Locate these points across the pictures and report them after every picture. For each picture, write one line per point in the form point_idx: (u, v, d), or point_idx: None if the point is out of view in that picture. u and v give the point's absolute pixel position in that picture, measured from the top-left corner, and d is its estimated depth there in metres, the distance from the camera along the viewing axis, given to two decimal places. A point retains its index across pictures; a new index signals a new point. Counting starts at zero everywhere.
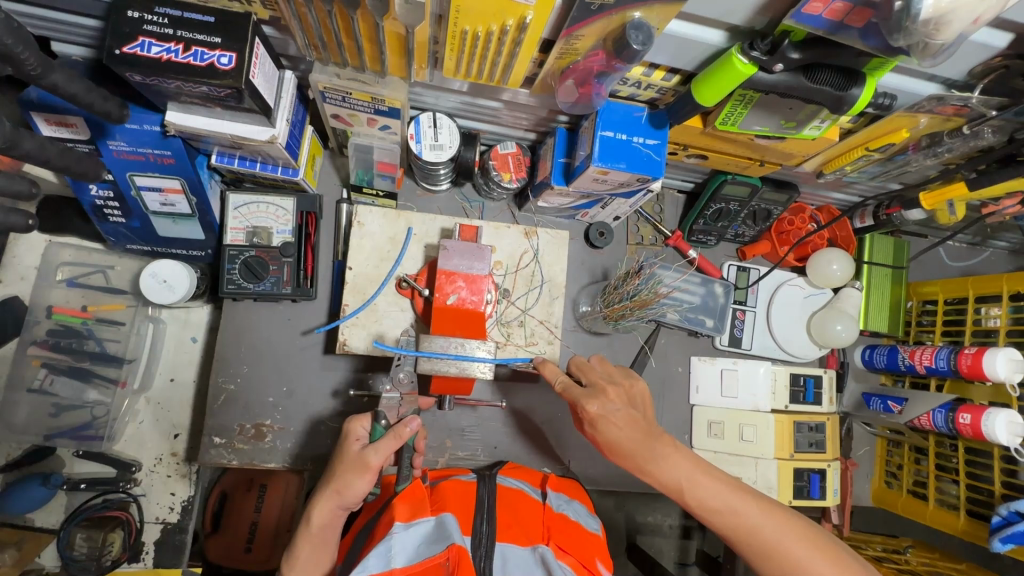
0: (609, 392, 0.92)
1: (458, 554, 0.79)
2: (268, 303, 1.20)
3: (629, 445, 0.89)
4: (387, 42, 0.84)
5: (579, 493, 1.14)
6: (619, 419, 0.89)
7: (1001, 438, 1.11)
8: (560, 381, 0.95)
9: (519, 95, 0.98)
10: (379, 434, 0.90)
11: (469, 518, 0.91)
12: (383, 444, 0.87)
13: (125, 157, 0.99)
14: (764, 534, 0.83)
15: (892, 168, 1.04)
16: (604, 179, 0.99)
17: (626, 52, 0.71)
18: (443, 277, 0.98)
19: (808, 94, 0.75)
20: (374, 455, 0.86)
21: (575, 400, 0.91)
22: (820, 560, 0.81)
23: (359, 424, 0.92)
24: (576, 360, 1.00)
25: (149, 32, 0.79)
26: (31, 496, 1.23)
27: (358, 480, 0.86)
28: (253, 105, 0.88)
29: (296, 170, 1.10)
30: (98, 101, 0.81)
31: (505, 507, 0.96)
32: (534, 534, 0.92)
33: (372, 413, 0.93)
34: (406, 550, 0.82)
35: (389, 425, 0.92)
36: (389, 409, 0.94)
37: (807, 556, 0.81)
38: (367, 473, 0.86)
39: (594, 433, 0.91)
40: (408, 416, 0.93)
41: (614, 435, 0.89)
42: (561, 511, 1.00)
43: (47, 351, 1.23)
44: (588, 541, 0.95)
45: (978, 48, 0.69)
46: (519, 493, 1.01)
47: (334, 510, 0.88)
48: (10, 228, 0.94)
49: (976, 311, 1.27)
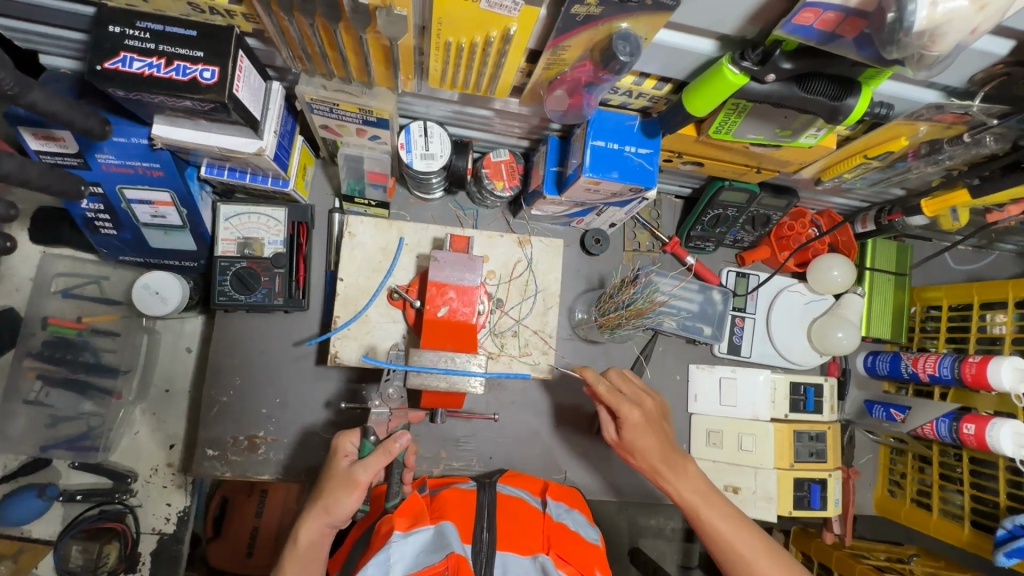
0: (646, 404, 0.97)
1: (457, 562, 0.78)
2: (260, 313, 1.19)
3: (653, 454, 0.96)
4: (372, 53, 0.82)
5: (579, 503, 1.12)
6: (652, 431, 0.96)
7: (1005, 449, 1.09)
8: (601, 386, 0.94)
9: (510, 104, 0.96)
10: (368, 450, 0.89)
11: (469, 526, 0.90)
12: (372, 460, 0.86)
13: (114, 170, 0.99)
14: (757, 562, 0.90)
15: (893, 175, 1.01)
16: (597, 188, 0.97)
17: (614, 63, 0.70)
18: (433, 289, 0.98)
19: (802, 105, 0.72)
20: (361, 472, 0.85)
21: (616, 405, 0.93)
22: (764, 562, 0.91)
23: (348, 440, 0.91)
24: (614, 370, 1.01)
25: (130, 47, 0.78)
26: (27, 506, 1.24)
27: (347, 497, 0.85)
28: (239, 118, 0.87)
29: (287, 181, 1.09)
30: (80, 119, 0.80)
31: (505, 516, 0.94)
32: (535, 543, 0.91)
33: (361, 428, 0.92)
34: (405, 559, 0.81)
35: (378, 441, 0.91)
36: (378, 424, 0.95)
37: (755, 556, 0.91)
38: (356, 490, 0.85)
39: (626, 438, 0.97)
40: (396, 431, 0.94)
41: (643, 443, 0.95)
42: (561, 520, 0.98)
43: (42, 363, 1.23)
44: (587, 550, 0.93)
45: (977, 56, 0.67)
46: (519, 502, 0.99)
47: (322, 528, 0.86)
48: None
49: (981, 317, 1.24)
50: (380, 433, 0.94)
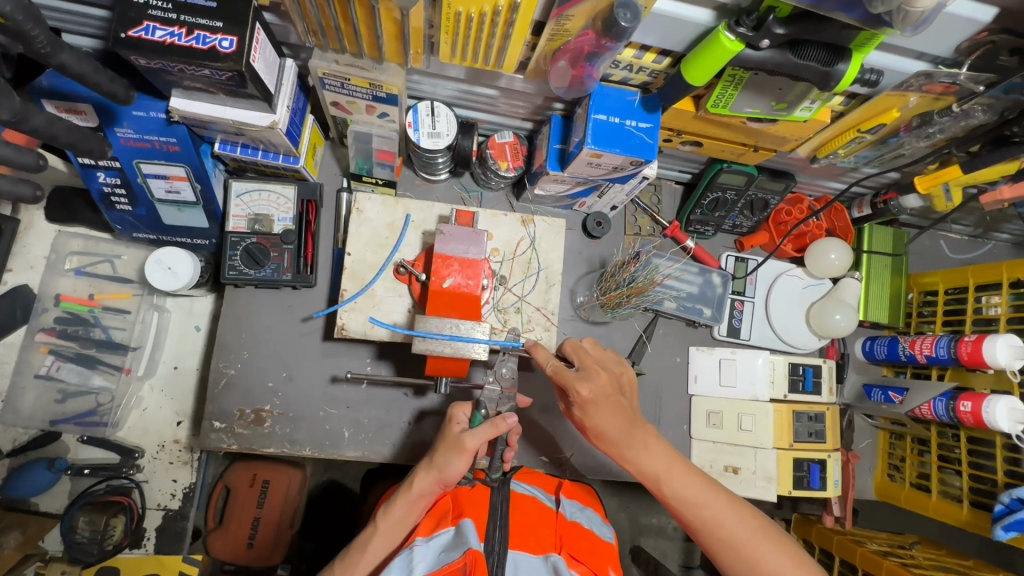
0: (602, 376, 0.91)
1: (474, 558, 0.76)
2: (269, 289, 1.22)
3: (612, 433, 0.91)
4: (385, 26, 0.86)
5: (592, 500, 1.10)
6: (607, 408, 0.90)
7: (1002, 425, 1.10)
8: (551, 364, 0.92)
9: (515, 81, 1.00)
10: (478, 422, 0.91)
11: (483, 522, 0.88)
12: (480, 429, 0.88)
13: (132, 144, 1.02)
14: (723, 521, 0.89)
15: (886, 152, 1.04)
16: (598, 162, 1.00)
17: (615, 30, 0.74)
18: (439, 260, 0.99)
19: (796, 71, 0.76)
20: (470, 438, 0.87)
21: (566, 384, 0.90)
22: (733, 521, 0.89)
23: (460, 409, 0.93)
24: (570, 342, 0.98)
25: (154, 17, 0.82)
26: (37, 479, 1.27)
27: (456, 460, 0.87)
28: (255, 91, 0.91)
29: (297, 158, 1.13)
30: (104, 83, 0.84)
31: (518, 515, 0.91)
32: (547, 543, 0.89)
33: (473, 400, 0.94)
34: (427, 558, 0.81)
35: (488, 415, 0.93)
36: (490, 400, 0.93)
37: (723, 515, 0.89)
38: (463, 455, 0.87)
39: (581, 417, 0.93)
40: (505, 411, 0.93)
41: (600, 421, 0.91)
42: (574, 519, 0.96)
43: (54, 338, 1.27)
44: (600, 549, 0.91)
45: (963, 21, 0.71)
46: (531, 499, 0.96)
47: (434, 484, 0.90)
48: (19, 198, 0.96)
49: (977, 300, 1.26)
50: (490, 410, 0.94)
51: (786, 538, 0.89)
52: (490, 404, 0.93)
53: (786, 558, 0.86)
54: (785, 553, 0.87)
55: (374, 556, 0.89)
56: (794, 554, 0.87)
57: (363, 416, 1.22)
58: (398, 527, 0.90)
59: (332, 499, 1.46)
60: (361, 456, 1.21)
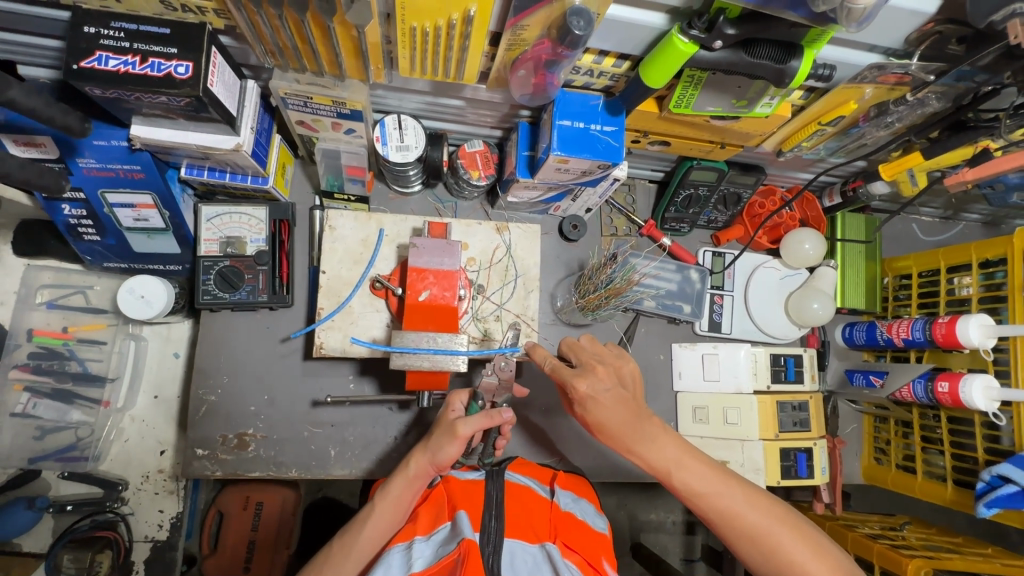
0: (600, 370, 0.88)
1: (467, 548, 0.76)
2: (246, 311, 1.21)
3: (616, 427, 0.88)
4: (342, 43, 0.86)
5: (587, 491, 1.11)
6: (610, 402, 0.87)
7: (978, 404, 1.11)
8: (549, 363, 0.90)
9: (479, 91, 1.00)
10: (475, 412, 0.89)
11: (476, 515, 0.88)
12: (474, 417, 0.87)
13: (95, 174, 1.00)
14: (738, 510, 0.86)
15: (849, 143, 1.07)
16: (566, 167, 1.01)
17: (570, 38, 0.74)
18: (414, 274, 0.98)
19: (751, 69, 0.77)
20: (464, 425, 0.86)
21: (564, 381, 0.89)
22: (747, 509, 0.86)
23: (456, 398, 0.93)
24: (567, 340, 0.95)
25: (105, 46, 0.81)
26: (16, 522, 1.24)
27: (449, 444, 0.86)
28: (216, 115, 0.90)
29: (266, 178, 1.12)
30: (58, 115, 0.84)
31: (514, 505, 0.92)
32: (542, 533, 0.90)
33: (471, 390, 0.93)
34: (424, 556, 0.80)
35: (485, 406, 0.91)
36: (487, 391, 0.93)
37: (737, 503, 0.87)
38: (456, 441, 0.86)
39: (582, 413, 0.90)
40: (501, 403, 0.93)
41: (602, 416, 0.88)
42: (568, 509, 0.97)
43: (29, 375, 1.23)
44: (593, 539, 0.91)
45: (908, 14, 0.73)
46: (527, 490, 0.97)
47: (427, 465, 0.90)
48: None
49: (949, 281, 1.28)
50: (487, 400, 0.94)
51: (803, 524, 0.87)
52: (487, 395, 0.93)
53: (804, 546, 0.84)
54: (805, 541, 0.85)
55: (367, 546, 0.89)
56: (813, 542, 0.85)
57: (349, 434, 1.21)
58: (388, 526, 0.90)
59: (328, 514, 1.48)
60: (348, 474, 1.20)
